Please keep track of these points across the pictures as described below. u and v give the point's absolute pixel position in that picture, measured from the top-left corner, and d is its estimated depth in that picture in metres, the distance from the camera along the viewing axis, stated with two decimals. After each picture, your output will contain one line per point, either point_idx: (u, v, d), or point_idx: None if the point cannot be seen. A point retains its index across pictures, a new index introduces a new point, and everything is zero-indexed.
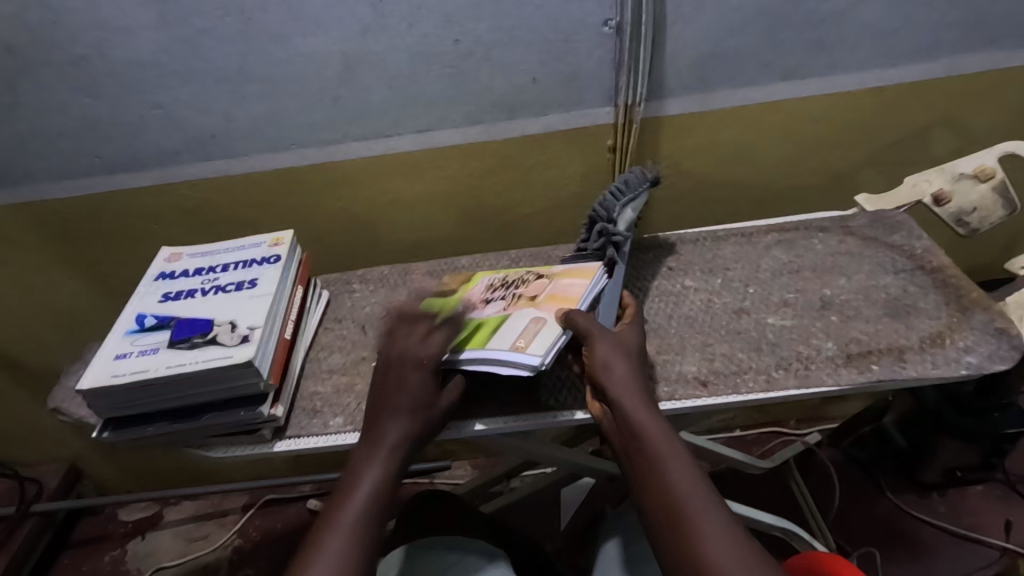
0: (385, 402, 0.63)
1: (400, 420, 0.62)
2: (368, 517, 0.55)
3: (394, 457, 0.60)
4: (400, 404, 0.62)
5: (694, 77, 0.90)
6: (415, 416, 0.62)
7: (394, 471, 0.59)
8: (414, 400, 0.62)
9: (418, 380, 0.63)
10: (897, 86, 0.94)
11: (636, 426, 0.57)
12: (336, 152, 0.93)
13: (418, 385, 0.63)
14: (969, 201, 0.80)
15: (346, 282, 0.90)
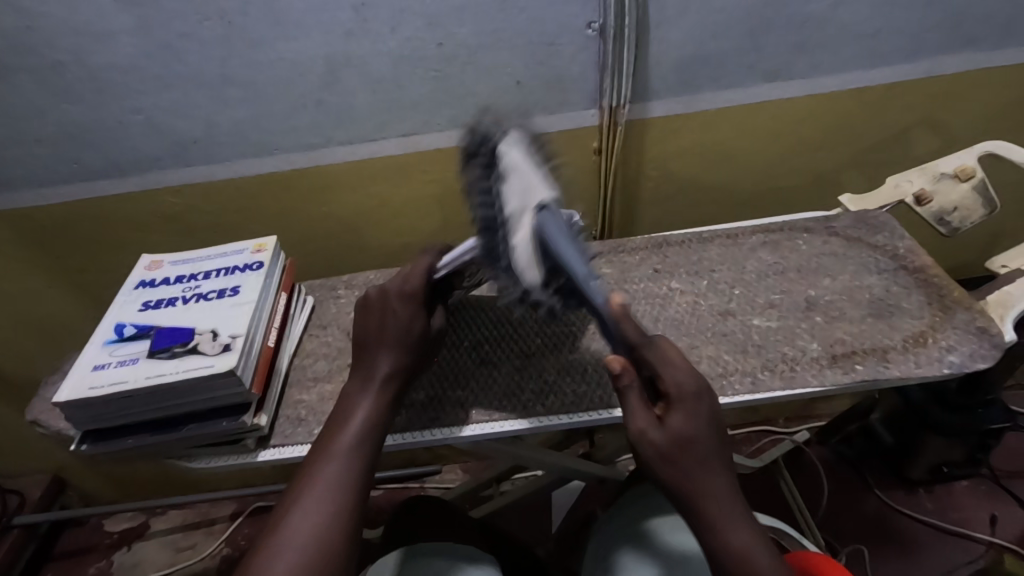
0: (373, 339, 0.66)
1: (390, 352, 0.65)
2: (365, 439, 0.60)
3: (385, 387, 0.64)
4: (388, 338, 0.65)
5: (678, 79, 0.90)
6: (403, 350, 0.65)
7: (386, 399, 0.63)
8: (400, 334, 0.65)
9: (403, 312, 0.66)
10: (879, 87, 0.94)
11: (710, 510, 0.54)
12: (320, 156, 0.92)
13: (402, 320, 0.65)
14: (950, 201, 0.81)
15: (331, 288, 0.89)
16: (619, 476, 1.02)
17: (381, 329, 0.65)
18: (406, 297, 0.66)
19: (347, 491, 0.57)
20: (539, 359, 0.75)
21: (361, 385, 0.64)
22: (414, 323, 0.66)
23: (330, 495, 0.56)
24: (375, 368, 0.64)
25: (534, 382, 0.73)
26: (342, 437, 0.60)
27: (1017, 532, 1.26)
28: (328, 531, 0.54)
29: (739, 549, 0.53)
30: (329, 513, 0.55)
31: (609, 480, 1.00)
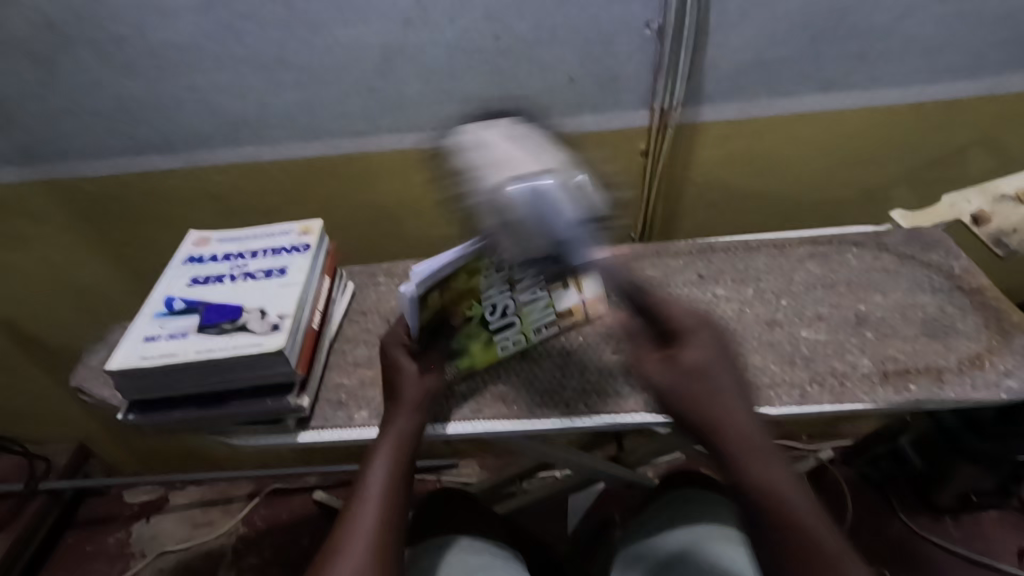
0: (391, 394, 0.66)
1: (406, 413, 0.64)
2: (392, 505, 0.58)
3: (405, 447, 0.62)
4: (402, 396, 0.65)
5: (732, 84, 0.89)
6: (417, 409, 0.64)
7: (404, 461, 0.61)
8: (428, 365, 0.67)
9: (414, 368, 0.66)
10: (937, 103, 0.92)
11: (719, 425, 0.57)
12: (368, 143, 0.93)
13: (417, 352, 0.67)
14: (1010, 222, 0.78)
15: (371, 275, 0.90)
16: (646, 482, 1.01)
17: (398, 365, 0.66)
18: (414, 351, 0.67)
19: (391, 491, 0.59)
20: (580, 358, 0.74)
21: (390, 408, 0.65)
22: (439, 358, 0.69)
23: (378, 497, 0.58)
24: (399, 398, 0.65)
25: (576, 381, 0.72)
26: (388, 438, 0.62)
27: None
28: None
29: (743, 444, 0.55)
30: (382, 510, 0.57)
31: (636, 485, 0.99)
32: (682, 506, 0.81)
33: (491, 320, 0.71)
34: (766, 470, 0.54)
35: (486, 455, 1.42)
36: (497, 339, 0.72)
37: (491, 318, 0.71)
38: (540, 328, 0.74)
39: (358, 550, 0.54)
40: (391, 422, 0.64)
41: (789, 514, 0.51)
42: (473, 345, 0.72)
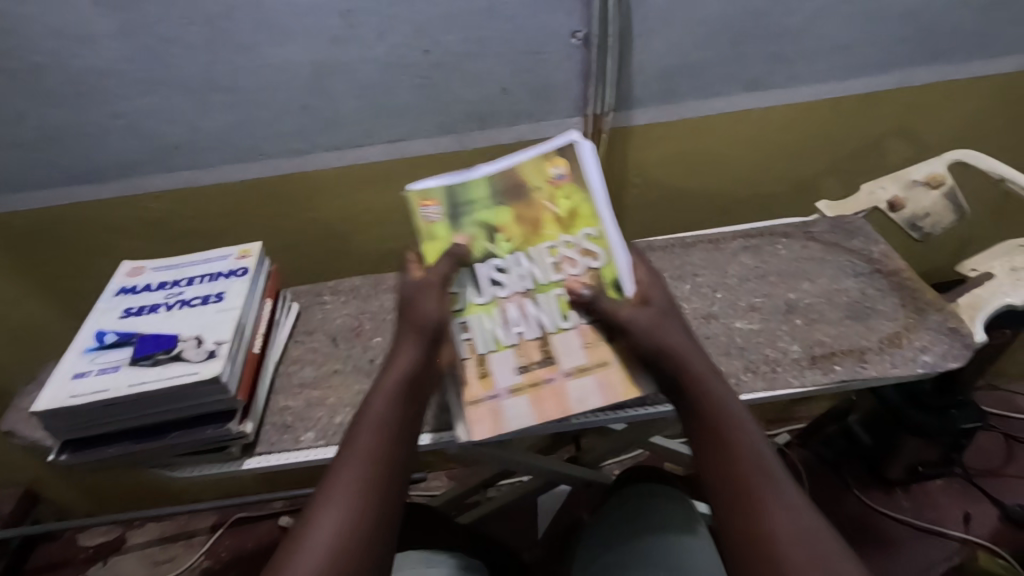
0: (402, 328, 0.64)
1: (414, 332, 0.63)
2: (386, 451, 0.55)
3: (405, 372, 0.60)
4: (411, 324, 0.64)
5: (661, 88, 0.91)
6: (420, 333, 0.63)
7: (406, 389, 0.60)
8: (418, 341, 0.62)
9: (423, 300, 0.64)
10: (853, 97, 0.97)
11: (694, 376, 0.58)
12: (306, 162, 0.92)
13: (419, 327, 0.63)
14: (922, 207, 0.83)
15: (316, 295, 0.90)
16: (606, 480, 1.02)
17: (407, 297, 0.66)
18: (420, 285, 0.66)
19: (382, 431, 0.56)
20: None
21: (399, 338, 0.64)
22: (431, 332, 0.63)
23: (350, 494, 0.51)
24: (376, 390, 0.60)
25: None
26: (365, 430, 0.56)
27: (990, 529, 1.30)
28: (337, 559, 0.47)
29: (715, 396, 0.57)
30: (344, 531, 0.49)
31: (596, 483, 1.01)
32: (636, 504, 0.80)
33: (489, 266, 0.70)
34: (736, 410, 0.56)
35: (454, 466, 1.42)
36: (514, 319, 0.69)
37: (494, 267, 0.70)
38: (557, 317, 0.68)
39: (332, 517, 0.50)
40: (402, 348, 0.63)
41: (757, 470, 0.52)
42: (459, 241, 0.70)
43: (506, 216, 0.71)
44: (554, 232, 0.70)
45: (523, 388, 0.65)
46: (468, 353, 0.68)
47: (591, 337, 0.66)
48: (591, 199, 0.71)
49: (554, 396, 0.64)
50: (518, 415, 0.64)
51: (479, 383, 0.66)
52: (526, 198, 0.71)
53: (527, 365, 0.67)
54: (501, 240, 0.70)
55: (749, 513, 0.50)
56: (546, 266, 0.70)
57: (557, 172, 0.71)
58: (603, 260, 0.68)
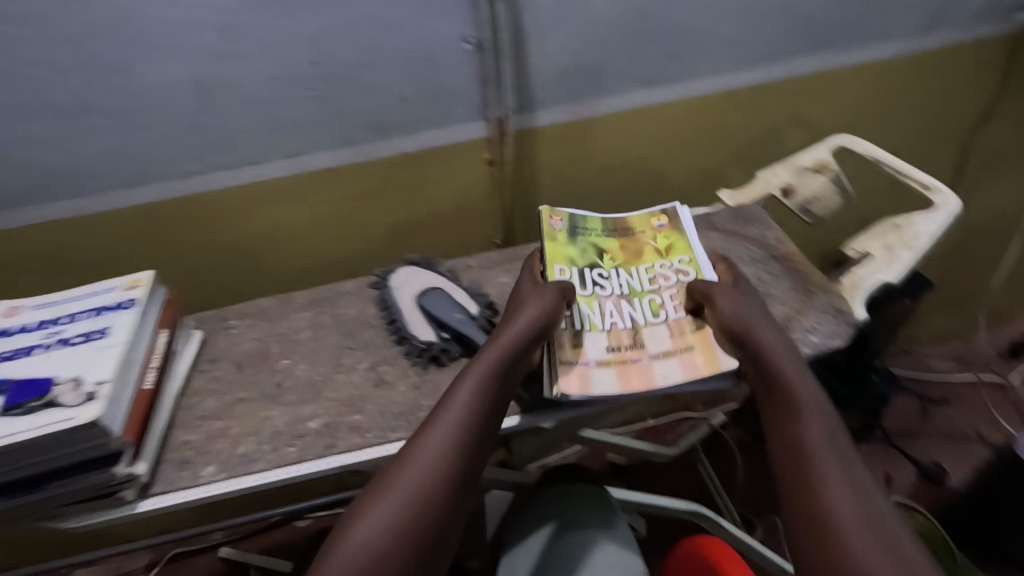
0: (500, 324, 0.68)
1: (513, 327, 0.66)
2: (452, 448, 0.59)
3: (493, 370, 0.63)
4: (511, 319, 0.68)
5: (561, 89, 0.92)
6: (531, 331, 0.66)
7: (489, 390, 0.63)
8: (519, 340, 0.65)
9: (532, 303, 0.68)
10: (746, 89, 1.01)
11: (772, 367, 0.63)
12: (201, 183, 0.89)
13: (524, 326, 0.66)
14: (812, 191, 0.87)
15: (222, 320, 0.86)
16: None
17: (518, 298, 0.71)
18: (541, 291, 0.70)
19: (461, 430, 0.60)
20: (435, 376, 0.74)
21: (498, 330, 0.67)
22: (534, 333, 0.66)
23: (419, 490, 0.57)
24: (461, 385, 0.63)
25: (430, 400, 0.71)
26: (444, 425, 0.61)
27: (908, 488, 1.37)
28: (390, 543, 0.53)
29: (794, 388, 0.62)
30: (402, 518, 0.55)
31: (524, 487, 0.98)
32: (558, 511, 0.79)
33: (592, 272, 0.76)
34: (808, 405, 0.61)
35: None
36: (606, 309, 0.73)
37: (595, 275, 0.76)
38: (647, 311, 0.73)
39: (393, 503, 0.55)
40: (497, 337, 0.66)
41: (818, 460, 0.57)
42: (572, 250, 0.78)
43: (608, 245, 0.80)
44: (653, 257, 0.79)
45: (613, 362, 0.68)
46: (566, 327, 0.71)
47: (678, 326, 0.71)
48: (686, 236, 0.81)
49: (641, 372, 0.67)
50: (606, 383, 0.66)
51: (571, 349, 0.69)
52: (628, 236, 0.82)
53: (618, 345, 0.70)
54: (608, 261, 0.78)
55: (814, 494, 0.55)
56: (643, 279, 0.77)
57: (660, 223, 0.83)
58: (693, 275, 0.76)
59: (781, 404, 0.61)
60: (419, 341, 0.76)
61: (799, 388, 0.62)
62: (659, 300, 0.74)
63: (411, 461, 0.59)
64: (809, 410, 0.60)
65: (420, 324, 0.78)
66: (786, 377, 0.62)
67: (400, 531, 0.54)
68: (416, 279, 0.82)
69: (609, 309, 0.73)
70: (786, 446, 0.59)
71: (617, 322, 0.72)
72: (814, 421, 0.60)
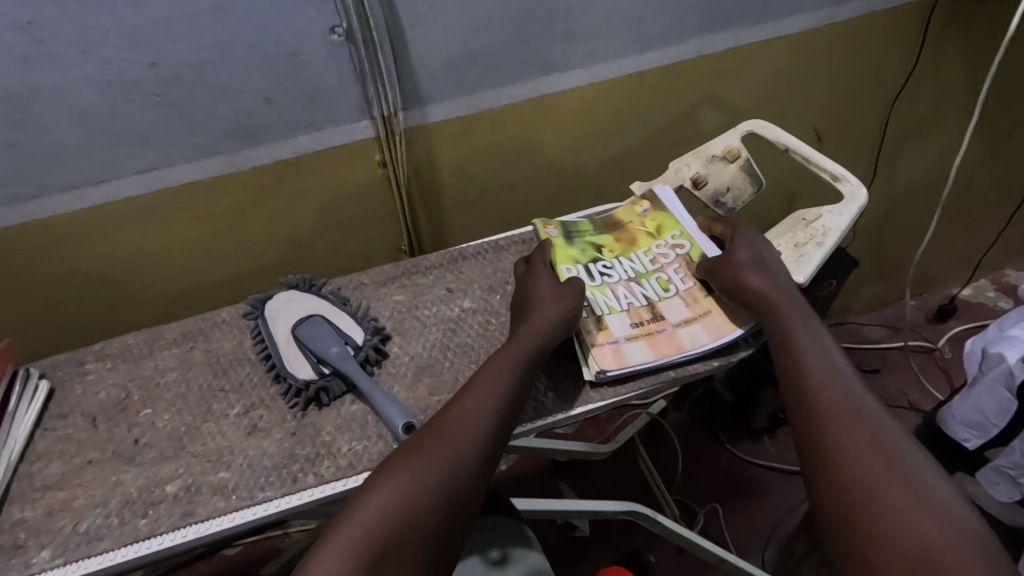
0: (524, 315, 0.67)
1: (538, 317, 0.65)
2: (469, 428, 0.55)
3: (516, 356, 0.61)
4: (535, 310, 0.67)
5: (451, 80, 0.83)
6: (555, 324, 0.65)
7: (517, 374, 0.60)
8: (540, 336, 0.63)
9: (562, 300, 0.67)
10: (657, 70, 0.94)
11: (780, 316, 0.63)
12: (37, 209, 0.77)
13: (550, 317, 0.65)
14: (723, 182, 0.82)
15: (76, 363, 0.76)
16: None
17: (540, 290, 0.69)
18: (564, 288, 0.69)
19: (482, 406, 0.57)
20: (315, 419, 0.66)
21: (524, 321, 0.66)
22: (563, 329, 0.65)
23: (430, 463, 0.53)
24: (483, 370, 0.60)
25: (308, 447, 0.64)
26: (462, 403, 0.57)
27: None
28: (393, 521, 0.49)
29: (801, 332, 0.61)
30: (406, 493, 0.51)
31: None
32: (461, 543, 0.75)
33: (596, 266, 0.76)
34: (815, 343, 0.60)
35: None
36: (619, 294, 0.73)
37: (600, 267, 0.76)
38: (656, 289, 0.73)
39: (398, 479, 0.51)
40: (523, 325, 0.65)
41: (828, 394, 0.55)
42: (574, 250, 0.78)
43: (599, 238, 0.80)
44: (646, 241, 0.79)
45: (640, 334, 0.69)
46: (588, 314, 0.70)
47: (690, 296, 0.73)
48: (671, 214, 0.81)
49: (669, 340, 0.68)
50: (640, 355, 0.67)
51: (597, 331, 0.68)
52: (618, 227, 0.81)
53: (639, 321, 0.70)
54: (606, 252, 0.78)
55: (823, 424, 0.53)
56: (645, 262, 0.77)
57: (643, 207, 0.83)
58: (689, 246, 0.77)
59: (788, 345, 0.61)
60: (297, 380, 0.68)
61: (801, 330, 0.62)
62: (666, 276, 0.75)
63: (425, 435, 0.55)
64: (815, 349, 0.59)
65: (298, 359, 0.70)
66: (790, 323, 0.62)
67: (405, 508, 0.50)
68: (294, 307, 0.74)
69: (620, 293, 0.73)
70: (794, 383, 0.58)
71: (631, 303, 0.72)
72: (818, 357, 0.59)
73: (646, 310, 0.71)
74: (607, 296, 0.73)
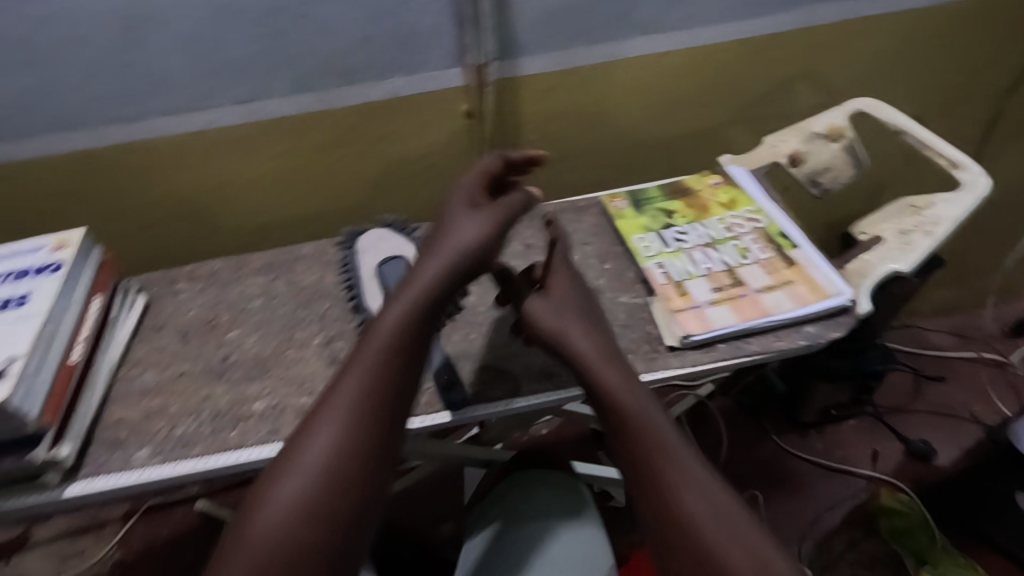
0: (430, 251, 0.58)
1: (449, 258, 0.57)
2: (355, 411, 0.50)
3: (423, 302, 0.55)
4: (450, 248, 0.58)
5: (548, 32, 0.82)
6: (469, 268, 0.57)
7: (413, 335, 0.54)
8: (433, 289, 0.55)
9: (471, 232, 0.58)
10: (758, 39, 0.90)
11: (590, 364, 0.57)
12: (140, 130, 0.79)
13: (454, 258, 0.57)
14: (822, 161, 0.78)
15: (169, 283, 0.79)
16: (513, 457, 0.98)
17: (457, 222, 0.60)
18: (467, 224, 0.60)
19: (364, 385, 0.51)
20: None
21: (426, 262, 0.57)
22: (467, 268, 0.57)
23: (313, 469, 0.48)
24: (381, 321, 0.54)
25: None
26: (344, 387, 0.51)
27: (895, 464, 1.31)
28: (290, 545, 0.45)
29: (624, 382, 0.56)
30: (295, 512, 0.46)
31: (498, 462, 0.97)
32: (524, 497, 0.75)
33: (669, 233, 0.75)
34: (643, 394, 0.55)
35: None
36: (696, 261, 0.71)
37: (673, 234, 0.75)
38: (732, 257, 0.71)
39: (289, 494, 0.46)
40: (421, 271, 0.56)
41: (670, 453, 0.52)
42: (645, 219, 0.77)
43: (669, 206, 0.79)
44: (719, 210, 0.77)
45: (723, 299, 0.66)
46: (665, 281, 0.69)
47: (771, 264, 0.69)
48: (744, 188, 0.79)
49: (752, 303, 0.65)
50: (721, 320, 0.64)
51: (677, 297, 0.67)
52: (688, 195, 0.80)
53: (720, 285, 0.67)
54: (677, 218, 0.77)
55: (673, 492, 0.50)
56: (721, 230, 0.74)
57: (715, 180, 0.81)
58: (767, 220, 0.74)
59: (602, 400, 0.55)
60: (369, 312, 0.69)
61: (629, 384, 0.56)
62: (743, 245, 0.72)
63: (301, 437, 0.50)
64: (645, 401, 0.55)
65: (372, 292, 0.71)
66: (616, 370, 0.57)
67: (293, 527, 0.45)
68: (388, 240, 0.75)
69: (697, 260, 0.71)
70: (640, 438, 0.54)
71: (710, 270, 0.69)
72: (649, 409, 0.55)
73: (725, 276, 0.68)
74: (683, 264, 0.71)
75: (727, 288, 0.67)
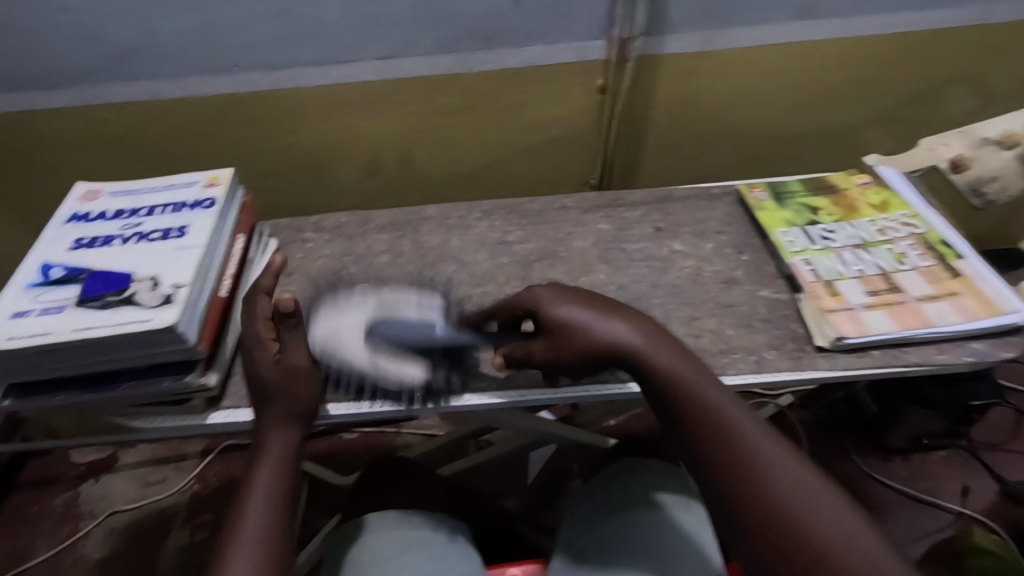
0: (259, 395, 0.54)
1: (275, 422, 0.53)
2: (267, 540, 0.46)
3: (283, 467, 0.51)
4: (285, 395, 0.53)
5: (700, 9, 0.80)
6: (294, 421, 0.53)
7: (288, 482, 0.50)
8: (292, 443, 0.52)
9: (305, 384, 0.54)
10: (919, 34, 0.85)
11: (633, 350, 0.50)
12: (285, 77, 0.81)
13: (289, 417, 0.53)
14: (990, 168, 0.73)
15: (297, 230, 0.81)
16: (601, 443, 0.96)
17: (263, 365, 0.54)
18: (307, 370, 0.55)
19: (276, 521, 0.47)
20: None
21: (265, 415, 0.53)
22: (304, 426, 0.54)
23: None
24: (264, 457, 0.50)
25: None
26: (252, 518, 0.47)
27: (988, 503, 1.18)
28: None
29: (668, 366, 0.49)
30: None
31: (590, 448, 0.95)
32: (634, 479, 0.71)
33: (815, 229, 0.71)
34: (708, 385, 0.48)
35: None
36: (846, 261, 0.67)
37: (819, 231, 0.71)
38: (885, 261, 0.66)
39: None
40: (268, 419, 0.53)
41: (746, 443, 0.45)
42: (787, 213, 0.74)
43: (812, 203, 0.75)
44: (869, 211, 0.73)
45: (878, 304, 0.62)
46: (813, 279, 0.65)
47: (931, 272, 0.64)
48: (899, 192, 0.74)
49: (913, 311, 0.61)
50: (879, 324, 0.60)
51: (829, 296, 0.63)
52: (835, 194, 0.76)
53: (875, 289, 0.63)
54: (823, 215, 0.73)
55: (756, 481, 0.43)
56: (871, 232, 0.70)
57: (864, 181, 0.77)
58: (925, 227, 0.70)
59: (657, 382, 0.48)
60: None
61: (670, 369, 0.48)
62: (900, 249, 0.67)
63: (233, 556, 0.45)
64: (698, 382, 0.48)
65: None
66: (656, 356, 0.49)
67: None
68: None
69: (846, 261, 0.67)
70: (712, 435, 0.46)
71: (860, 272, 0.66)
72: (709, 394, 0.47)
73: (880, 279, 0.64)
74: (832, 263, 0.67)
75: (884, 292, 0.63)
